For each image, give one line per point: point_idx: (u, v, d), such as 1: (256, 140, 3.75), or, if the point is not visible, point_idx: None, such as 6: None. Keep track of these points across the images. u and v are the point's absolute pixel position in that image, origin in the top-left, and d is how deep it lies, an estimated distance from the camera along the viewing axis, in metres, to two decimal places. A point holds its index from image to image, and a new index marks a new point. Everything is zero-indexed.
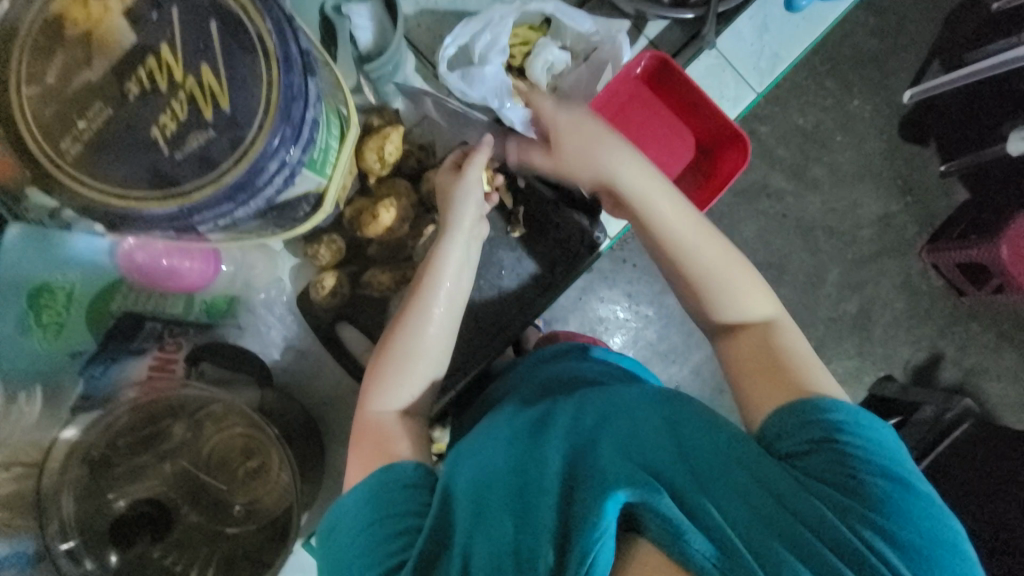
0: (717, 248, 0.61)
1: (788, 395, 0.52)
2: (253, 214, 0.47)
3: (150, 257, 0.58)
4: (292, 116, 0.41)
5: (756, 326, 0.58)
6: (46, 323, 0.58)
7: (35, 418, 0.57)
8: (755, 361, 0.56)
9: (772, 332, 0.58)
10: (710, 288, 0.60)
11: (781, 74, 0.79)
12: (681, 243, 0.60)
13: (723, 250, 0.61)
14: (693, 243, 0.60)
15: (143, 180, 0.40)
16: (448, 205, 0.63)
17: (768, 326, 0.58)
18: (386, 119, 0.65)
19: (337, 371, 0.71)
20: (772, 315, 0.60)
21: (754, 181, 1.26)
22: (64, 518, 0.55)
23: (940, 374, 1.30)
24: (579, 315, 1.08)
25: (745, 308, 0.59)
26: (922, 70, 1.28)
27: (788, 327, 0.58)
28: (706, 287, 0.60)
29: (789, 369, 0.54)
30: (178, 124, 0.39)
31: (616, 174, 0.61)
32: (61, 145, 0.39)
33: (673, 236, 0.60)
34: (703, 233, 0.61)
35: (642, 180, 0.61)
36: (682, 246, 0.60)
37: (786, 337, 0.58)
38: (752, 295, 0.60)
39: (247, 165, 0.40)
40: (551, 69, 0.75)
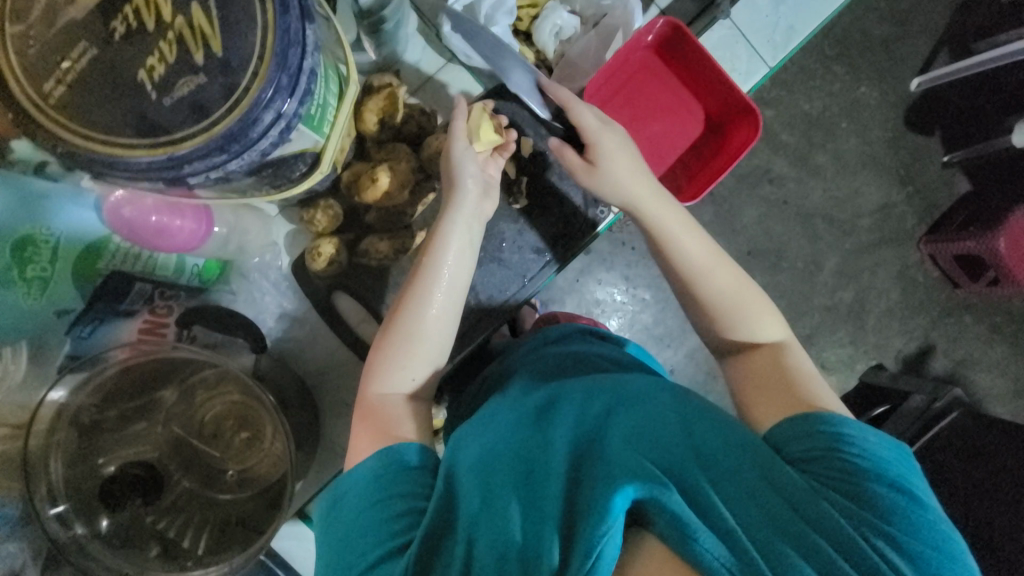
0: (732, 276, 0.63)
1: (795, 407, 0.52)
2: (247, 168, 0.45)
3: (138, 214, 0.55)
4: (288, 64, 0.39)
5: (767, 348, 0.60)
6: (29, 277, 0.51)
7: (22, 377, 0.56)
8: (763, 378, 0.57)
9: (782, 354, 0.59)
10: (722, 313, 0.62)
11: (795, 48, 0.77)
12: (693, 273, 0.63)
13: (735, 277, 0.63)
14: (705, 272, 0.63)
15: (129, 127, 0.37)
16: (451, 189, 0.62)
17: (779, 349, 0.59)
18: (386, 79, 0.62)
19: (332, 342, 0.69)
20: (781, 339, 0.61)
21: (757, 166, 1.24)
22: (53, 482, 0.55)
23: (930, 365, 1.31)
24: (575, 296, 1.07)
25: (756, 330, 0.61)
26: (931, 57, 1.26)
27: (799, 353, 0.59)
28: (718, 312, 0.62)
29: (797, 386, 0.55)
30: (167, 67, 0.37)
31: (643, 206, 0.65)
32: (43, 86, 0.37)
33: (693, 266, 0.63)
34: (718, 262, 0.64)
35: (668, 213, 0.64)
36: (698, 277, 0.63)
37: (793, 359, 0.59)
38: (763, 319, 0.61)
39: (240, 114, 0.38)
40: (559, 34, 0.73)
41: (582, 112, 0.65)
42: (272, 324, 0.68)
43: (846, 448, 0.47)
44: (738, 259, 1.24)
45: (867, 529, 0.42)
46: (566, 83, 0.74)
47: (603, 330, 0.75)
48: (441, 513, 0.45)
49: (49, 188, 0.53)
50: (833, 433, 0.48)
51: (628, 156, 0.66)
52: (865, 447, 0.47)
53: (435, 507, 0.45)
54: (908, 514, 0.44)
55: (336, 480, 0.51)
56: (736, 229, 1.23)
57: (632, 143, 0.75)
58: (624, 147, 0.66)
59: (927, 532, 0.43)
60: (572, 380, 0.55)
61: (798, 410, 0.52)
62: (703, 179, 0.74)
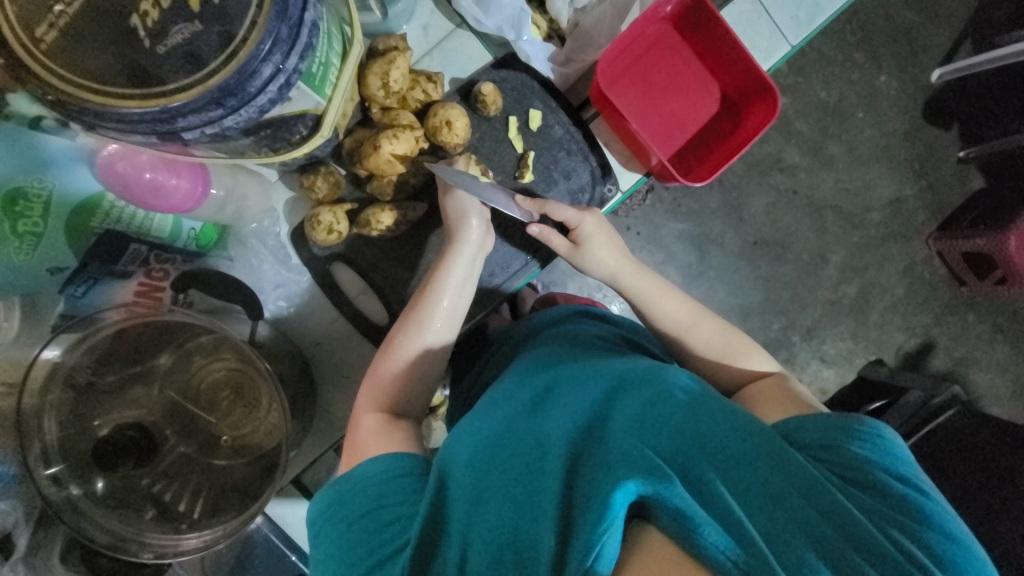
0: (717, 326, 0.65)
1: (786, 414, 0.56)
2: (243, 126, 0.43)
3: (131, 170, 0.52)
4: (288, 15, 0.37)
5: (771, 380, 0.61)
6: (21, 232, 0.50)
7: (14, 334, 0.55)
8: (764, 400, 0.59)
9: (782, 382, 0.61)
10: (718, 355, 0.64)
11: (820, 25, 0.73)
12: (677, 324, 0.65)
13: (720, 325, 0.66)
14: (689, 323, 0.65)
15: (123, 76, 0.36)
16: (453, 226, 0.62)
17: (782, 380, 0.61)
18: (392, 43, 0.60)
19: (331, 313, 0.68)
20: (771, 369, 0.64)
21: (768, 154, 1.21)
22: (47, 443, 0.55)
23: (930, 362, 1.30)
24: (577, 280, 1.07)
25: (753, 363, 0.63)
26: (955, 47, 1.22)
27: (798, 383, 0.62)
28: (705, 353, 0.64)
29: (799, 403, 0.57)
30: (162, 13, 0.35)
31: (623, 282, 0.67)
32: (33, 29, 0.35)
33: (677, 326, 0.65)
34: (699, 314, 0.66)
35: (645, 284, 0.67)
36: (684, 332, 0.65)
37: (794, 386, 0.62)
38: (751, 352, 0.64)
39: (237, 66, 0.36)
40: (574, 2, 0.70)
41: (559, 210, 0.66)
42: (272, 293, 0.67)
43: (852, 439, 0.49)
44: (743, 249, 1.22)
45: (884, 522, 0.43)
46: (578, 54, 0.71)
47: (602, 311, 0.73)
48: (440, 493, 0.45)
49: (41, 141, 0.51)
50: (841, 432, 0.50)
51: (607, 237, 0.68)
52: (873, 439, 0.49)
53: (427, 507, 0.44)
54: (920, 505, 0.45)
55: (343, 474, 0.50)
56: (743, 218, 1.21)
57: (645, 118, 0.73)
58: (602, 231, 0.68)
59: (941, 521, 0.44)
60: (566, 370, 0.55)
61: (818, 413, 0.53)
62: (712, 165, 0.72)
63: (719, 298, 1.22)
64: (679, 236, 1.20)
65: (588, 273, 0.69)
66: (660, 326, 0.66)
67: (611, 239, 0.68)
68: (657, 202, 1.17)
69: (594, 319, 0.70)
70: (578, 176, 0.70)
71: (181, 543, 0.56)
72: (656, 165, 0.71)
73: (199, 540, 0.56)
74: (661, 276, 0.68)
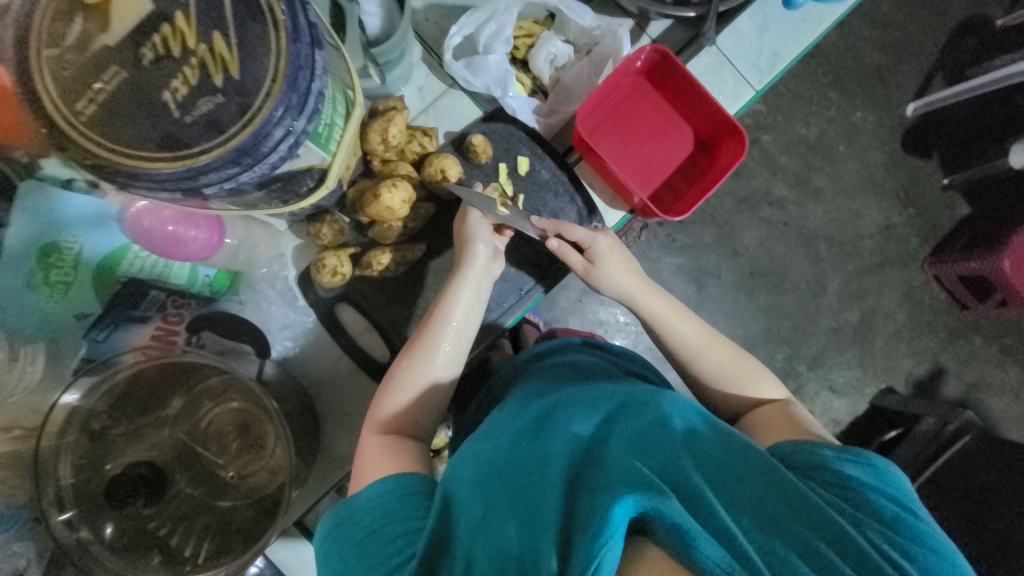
0: (729, 351, 0.67)
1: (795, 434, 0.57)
2: (257, 181, 0.48)
3: (156, 224, 0.57)
4: (298, 85, 0.43)
5: (776, 406, 0.63)
6: (53, 281, 0.56)
7: (37, 380, 0.58)
8: (772, 422, 0.60)
9: (791, 408, 0.62)
10: (730, 378, 0.66)
11: (780, 72, 0.80)
12: (690, 345, 0.67)
13: (734, 351, 0.68)
14: (702, 345, 0.67)
15: (153, 142, 0.41)
16: (462, 249, 0.65)
17: (787, 406, 0.62)
18: (391, 104, 0.66)
19: (335, 352, 0.71)
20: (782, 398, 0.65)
21: (757, 189, 1.27)
22: (61, 486, 0.57)
23: (942, 387, 1.29)
24: (579, 316, 1.10)
25: (762, 390, 0.65)
26: (925, 83, 1.30)
27: (804, 410, 0.63)
28: (716, 376, 0.66)
29: (808, 428, 0.58)
30: (189, 89, 0.41)
31: (638, 300, 0.69)
32: (76, 104, 0.40)
33: (690, 348, 0.67)
34: (712, 339, 0.68)
35: (659, 304, 0.69)
36: (696, 354, 0.67)
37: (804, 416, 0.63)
38: (764, 381, 0.66)
39: (253, 129, 0.42)
40: (555, 61, 0.77)
41: (572, 228, 0.70)
42: (279, 334, 0.70)
43: (841, 460, 0.50)
44: (740, 280, 1.25)
45: (870, 530, 0.44)
46: (560, 106, 0.78)
47: (603, 342, 0.76)
48: (444, 514, 0.46)
49: (65, 196, 0.55)
50: (833, 454, 0.50)
51: (621, 256, 0.71)
52: (863, 462, 0.49)
53: (433, 522, 0.45)
54: (912, 525, 0.45)
55: (349, 497, 0.52)
56: (737, 250, 1.25)
57: (625, 163, 0.79)
58: (616, 250, 0.70)
59: (931, 538, 0.45)
60: (569, 393, 0.57)
61: (802, 438, 0.55)
62: (687, 201, 0.77)
63: (721, 329, 1.24)
64: (676, 271, 1.23)
65: (604, 291, 0.71)
66: (673, 347, 0.68)
67: (627, 257, 0.71)
68: (652, 237, 1.22)
69: (593, 349, 0.72)
70: (566, 215, 0.75)
71: None
72: (638, 204, 0.75)
73: None
74: (673, 299, 0.71)
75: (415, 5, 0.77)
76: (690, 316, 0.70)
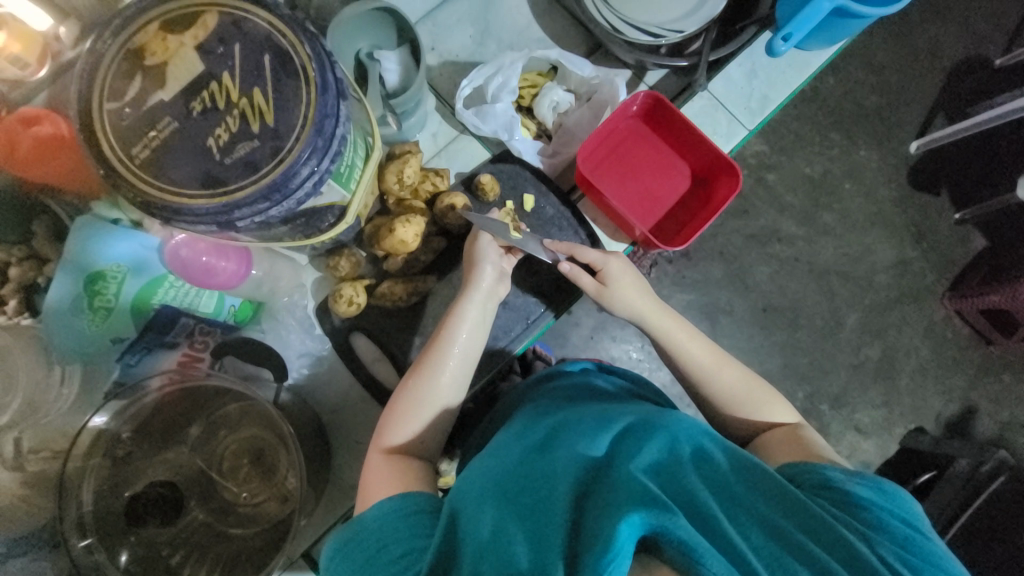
0: (739, 373, 0.68)
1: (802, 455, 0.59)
2: (284, 215, 0.53)
3: (192, 255, 0.62)
4: (324, 130, 0.48)
5: (786, 428, 0.64)
6: (97, 307, 0.59)
7: (70, 402, 0.63)
8: (783, 447, 0.61)
9: (802, 431, 0.63)
10: (741, 402, 0.66)
11: (770, 113, 0.85)
12: (700, 368, 0.68)
13: (743, 374, 0.68)
14: (711, 368, 0.68)
15: (196, 181, 0.46)
16: (470, 270, 0.69)
17: (799, 429, 0.63)
18: (407, 148, 0.72)
19: (350, 380, 0.74)
20: (793, 422, 0.66)
21: (765, 226, 1.29)
22: (82, 511, 0.59)
23: (975, 426, 1.24)
24: (591, 354, 1.11)
25: (772, 412, 0.66)
26: (926, 123, 1.34)
27: (814, 432, 0.64)
28: (725, 400, 0.67)
29: (820, 451, 0.59)
30: (230, 135, 0.47)
31: (650, 321, 0.71)
32: (132, 150, 0.46)
33: (701, 369, 0.68)
34: (724, 361, 0.69)
35: (671, 326, 0.71)
36: (709, 376, 0.68)
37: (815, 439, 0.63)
38: (774, 403, 0.67)
39: (283, 169, 0.47)
40: (557, 108, 0.83)
41: (586, 251, 0.72)
42: (296, 362, 0.73)
43: (849, 479, 0.50)
44: (753, 315, 1.26)
45: (885, 551, 0.44)
46: (564, 148, 0.84)
47: (611, 365, 0.77)
48: (449, 538, 0.46)
49: (110, 228, 0.60)
50: (841, 475, 0.50)
51: (633, 278, 0.73)
52: (872, 482, 0.49)
53: (441, 541, 0.46)
54: (926, 546, 0.45)
55: (356, 516, 0.52)
56: (749, 286, 1.26)
57: (627, 199, 0.83)
58: (628, 272, 0.73)
59: (944, 561, 0.44)
60: (575, 413, 0.58)
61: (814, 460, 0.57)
62: (687, 233, 0.80)
63: None
64: (688, 306, 1.25)
65: (615, 312, 0.73)
66: (683, 371, 0.69)
67: (639, 280, 0.73)
68: (662, 273, 1.24)
69: (599, 372, 0.74)
70: None
71: None
72: (640, 237, 0.79)
73: None
74: (684, 321, 0.72)
75: (430, 63, 0.84)
76: (701, 337, 0.71)
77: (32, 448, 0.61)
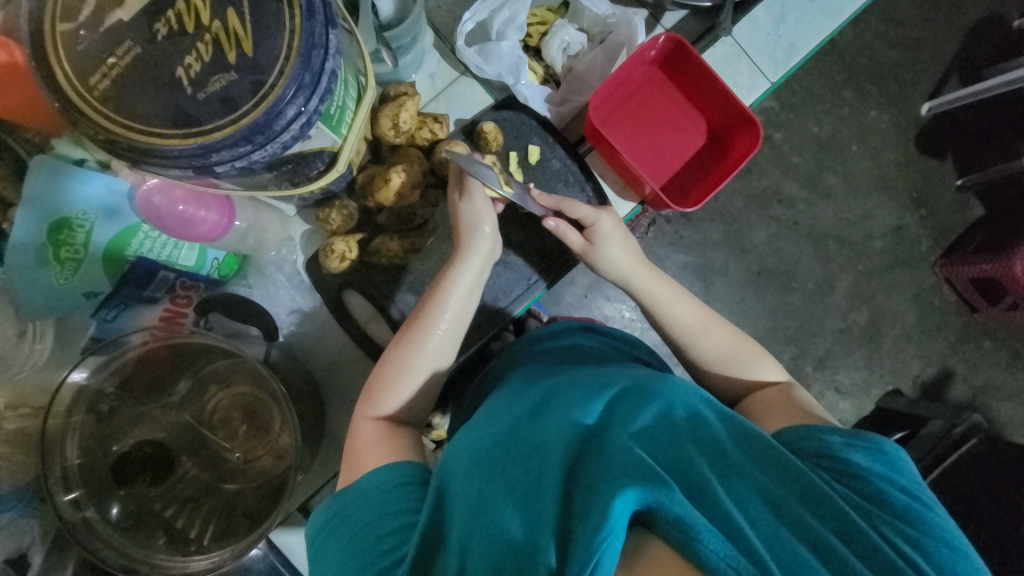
0: (728, 333, 0.66)
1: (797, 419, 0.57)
2: (268, 160, 0.48)
3: (167, 203, 0.57)
4: (312, 64, 0.43)
5: (775, 388, 0.63)
6: (64, 259, 0.55)
7: (47, 357, 0.59)
8: (774, 408, 0.60)
9: (792, 391, 0.62)
10: (729, 363, 0.65)
11: (797, 64, 0.79)
12: (689, 330, 0.66)
13: (732, 334, 0.66)
14: (700, 329, 0.66)
15: (166, 118, 0.41)
16: (465, 235, 0.64)
17: (788, 389, 0.63)
18: (403, 89, 0.66)
19: (343, 337, 0.72)
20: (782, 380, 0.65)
21: (767, 188, 1.25)
22: (67, 466, 0.57)
23: (949, 390, 1.27)
24: (583, 312, 1.09)
25: (760, 373, 0.65)
26: (941, 82, 1.28)
27: (804, 392, 0.63)
28: (713, 361, 0.66)
29: (809, 412, 0.58)
30: (203, 65, 0.41)
31: (637, 284, 0.68)
32: (90, 79, 0.40)
33: (689, 331, 0.66)
34: (713, 322, 0.67)
35: (662, 290, 0.68)
36: (696, 337, 0.66)
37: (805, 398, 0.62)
38: (762, 362, 0.65)
39: (266, 109, 0.41)
40: (568, 49, 0.76)
41: (577, 206, 0.69)
42: (286, 318, 0.71)
43: (847, 448, 0.49)
44: (748, 278, 1.24)
45: (882, 524, 0.44)
46: (573, 95, 0.78)
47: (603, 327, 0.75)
48: (440, 507, 0.46)
49: (76, 171, 0.54)
50: (841, 441, 0.50)
51: (623, 239, 0.70)
52: (873, 451, 0.49)
53: (428, 518, 0.45)
54: (919, 513, 0.45)
55: (346, 487, 0.52)
56: (746, 248, 1.24)
57: (637, 153, 0.78)
58: (618, 232, 0.70)
59: (939, 529, 0.45)
60: (568, 379, 0.56)
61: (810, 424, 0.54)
62: (699, 193, 0.77)
63: None
64: (683, 267, 1.22)
65: (601, 272, 0.70)
66: (671, 333, 0.67)
67: (628, 241, 0.70)
68: (660, 233, 1.21)
69: (594, 330, 0.72)
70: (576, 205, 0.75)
71: (188, 565, 0.56)
72: (649, 195, 0.75)
73: (207, 561, 0.56)
74: (671, 281, 0.69)
75: None
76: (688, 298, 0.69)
77: (6, 406, 0.57)
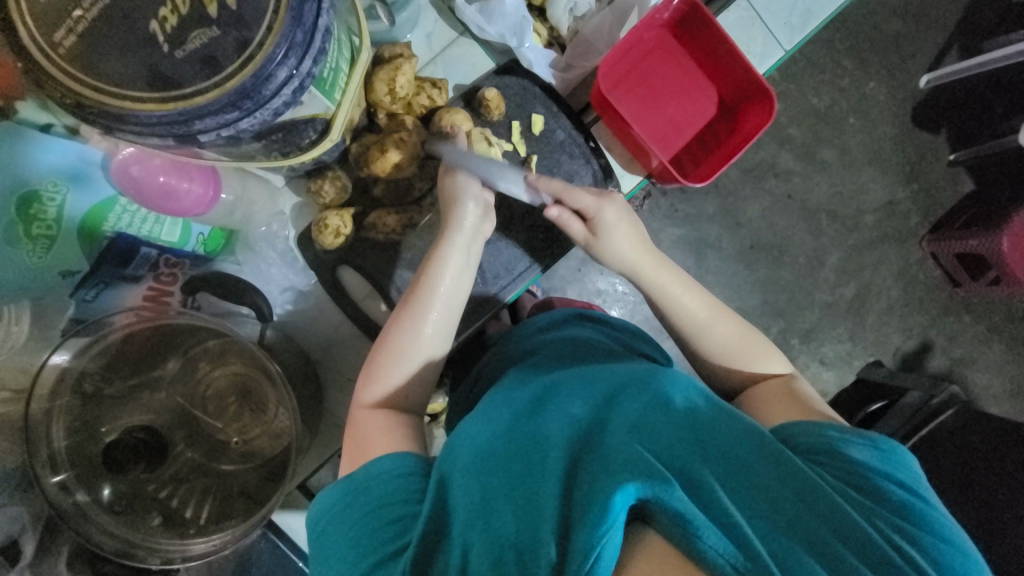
0: (735, 326, 0.65)
1: (805, 415, 0.55)
2: (257, 129, 0.44)
3: (146, 174, 0.53)
4: (303, 20, 0.38)
5: (778, 381, 0.61)
6: (36, 235, 0.50)
7: (24, 340, 0.56)
8: (778, 401, 0.58)
9: (794, 384, 0.61)
10: (734, 356, 0.63)
11: (813, 31, 0.76)
12: (694, 324, 0.64)
13: (737, 327, 0.65)
14: (707, 322, 0.64)
15: (141, 80, 0.37)
16: (448, 209, 0.61)
17: (791, 381, 0.61)
18: (398, 50, 0.61)
19: (338, 315, 0.70)
20: (784, 372, 0.63)
21: (763, 159, 1.23)
22: (54, 450, 0.54)
23: (928, 362, 1.30)
24: (577, 285, 1.07)
25: (763, 365, 0.63)
26: (943, 53, 1.25)
27: (806, 384, 0.62)
28: (718, 354, 0.64)
29: (814, 407, 0.56)
30: (180, 19, 0.36)
31: (640, 276, 0.66)
32: (53, 34, 0.36)
33: (695, 324, 0.64)
34: (718, 314, 0.65)
35: (666, 279, 0.65)
36: (702, 331, 0.64)
37: (807, 391, 0.61)
38: (766, 355, 0.64)
39: (253, 70, 0.37)
40: (574, 10, 0.72)
41: (578, 195, 0.65)
42: (280, 296, 0.69)
43: (847, 444, 0.48)
44: (740, 252, 1.23)
45: (878, 520, 0.42)
46: (578, 61, 0.74)
47: (601, 314, 0.73)
48: (441, 497, 0.45)
49: (41, 137, 0.50)
50: (838, 436, 0.49)
51: (629, 227, 0.66)
52: (874, 447, 0.48)
53: (430, 508, 0.44)
54: (915, 507, 0.44)
55: (349, 474, 0.50)
56: (739, 222, 1.23)
57: (645, 123, 0.75)
58: (621, 221, 0.66)
59: (939, 526, 0.43)
60: (568, 372, 0.55)
61: (812, 419, 0.53)
62: (710, 166, 0.74)
63: None
64: (677, 241, 1.21)
65: (605, 262, 0.68)
66: (676, 326, 0.65)
67: (634, 232, 0.66)
68: (655, 206, 1.19)
69: (593, 321, 0.70)
70: (580, 179, 0.72)
71: (190, 548, 0.55)
72: (657, 168, 0.72)
73: (208, 544, 0.55)
74: (679, 271, 0.66)
75: None
76: (693, 287, 0.66)
77: None
